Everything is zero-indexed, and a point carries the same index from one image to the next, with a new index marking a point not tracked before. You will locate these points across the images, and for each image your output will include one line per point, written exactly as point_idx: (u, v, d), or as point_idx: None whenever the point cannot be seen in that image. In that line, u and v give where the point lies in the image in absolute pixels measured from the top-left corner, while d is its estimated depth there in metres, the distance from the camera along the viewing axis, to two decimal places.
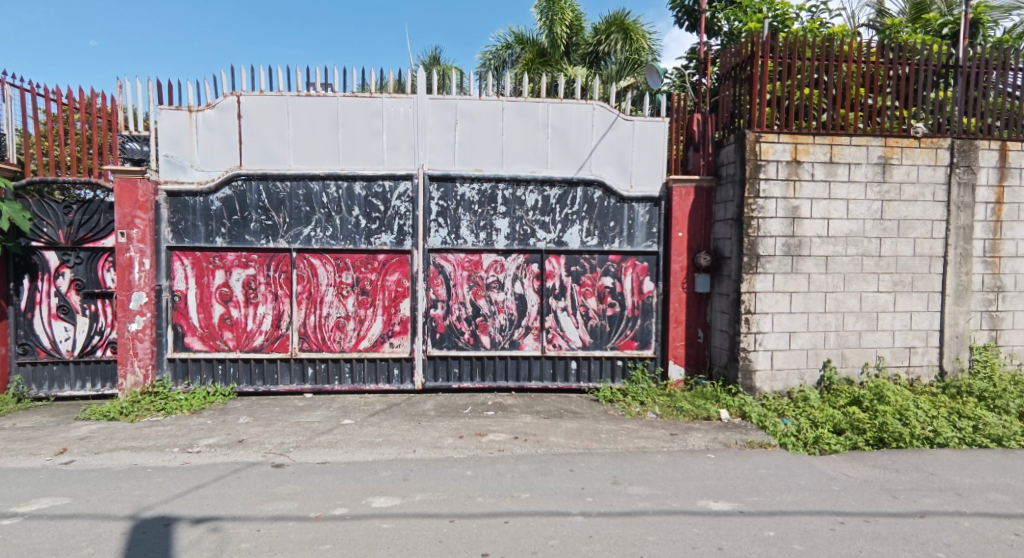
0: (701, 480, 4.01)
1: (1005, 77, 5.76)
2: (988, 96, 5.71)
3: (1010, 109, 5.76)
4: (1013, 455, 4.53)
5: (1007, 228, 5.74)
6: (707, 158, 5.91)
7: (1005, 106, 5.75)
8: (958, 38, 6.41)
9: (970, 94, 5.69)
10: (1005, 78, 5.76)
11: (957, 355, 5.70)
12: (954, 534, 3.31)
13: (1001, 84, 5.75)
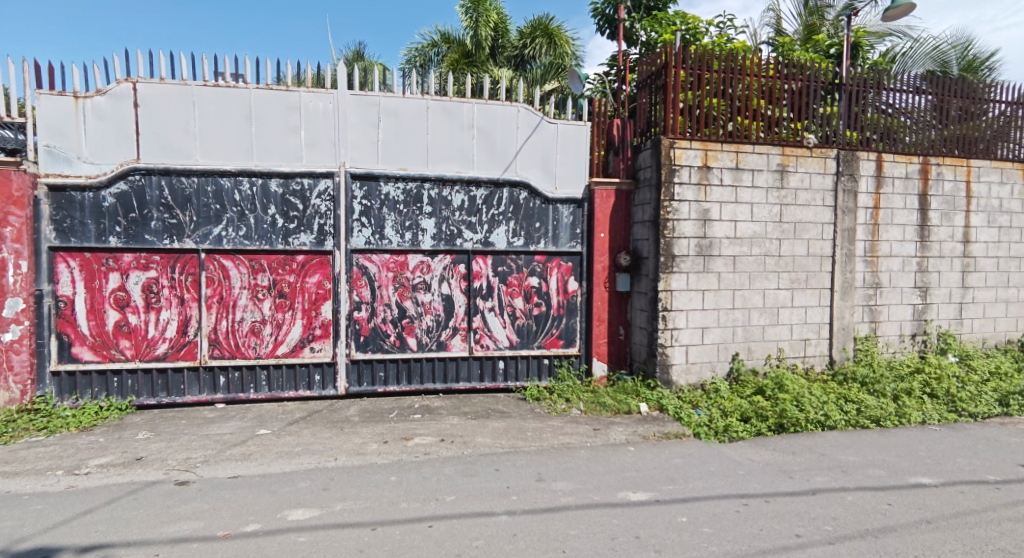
0: (621, 472, 4.17)
1: (881, 95, 6.45)
2: (867, 112, 6.37)
3: (886, 124, 6.45)
4: (889, 433, 5.07)
5: (883, 231, 6.42)
6: (626, 162, 6.15)
7: (881, 121, 6.44)
8: (843, 59, 7.09)
9: (853, 110, 6.32)
10: (881, 96, 6.45)
11: (844, 345, 6.30)
12: (839, 508, 3.66)
13: (878, 101, 6.43)
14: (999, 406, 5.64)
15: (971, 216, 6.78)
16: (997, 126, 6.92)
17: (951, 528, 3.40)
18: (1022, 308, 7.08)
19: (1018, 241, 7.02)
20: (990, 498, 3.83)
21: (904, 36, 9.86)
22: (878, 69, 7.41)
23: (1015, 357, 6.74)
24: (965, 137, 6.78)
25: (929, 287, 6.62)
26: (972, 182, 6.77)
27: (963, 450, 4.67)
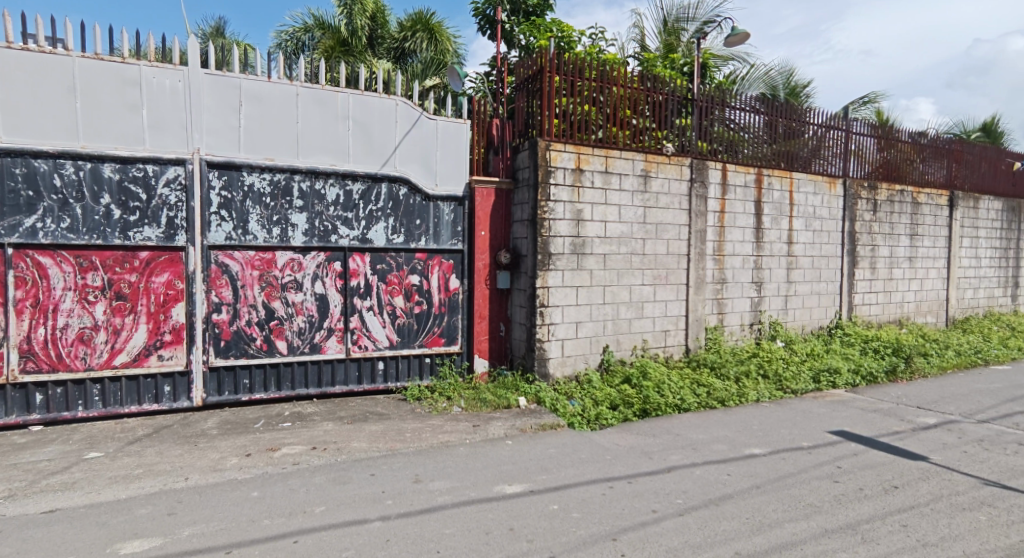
0: (498, 467, 4.23)
1: (725, 112, 7.22)
2: (714, 126, 7.09)
3: (729, 138, 7.22)
4: (732, 412, 5.69)
5: (728, 232, 7.17)
6: (505, 162, 6.25)
7: (726, 135, 7.19)
8: (695, 77, 7.82)
9: (703, 123, 6.99)
10: (725, 113, 7.23)
11: (697, 335, 6.94)
12: (689, 482, 4.04)
13: (723, 117, 7.18)
14: (814, 382, 6.56)
15: (795, 221, 7.81)
16: (814, 145, 8.06)
17: (775, 491, 3.91)
18: (831, 300, 8.29)
19: (828, 242, 8.20)
20: (805, 461, 4.45)
21: (744, 61, 11.10)
22: (723, 88, 8.27)
23: (827, 340, 7.88)
24: (790, 152, 7.80)
25: (763, 281, 7.51)
26: (794, 192, 7.78)
27: (788, 423, 5.38)
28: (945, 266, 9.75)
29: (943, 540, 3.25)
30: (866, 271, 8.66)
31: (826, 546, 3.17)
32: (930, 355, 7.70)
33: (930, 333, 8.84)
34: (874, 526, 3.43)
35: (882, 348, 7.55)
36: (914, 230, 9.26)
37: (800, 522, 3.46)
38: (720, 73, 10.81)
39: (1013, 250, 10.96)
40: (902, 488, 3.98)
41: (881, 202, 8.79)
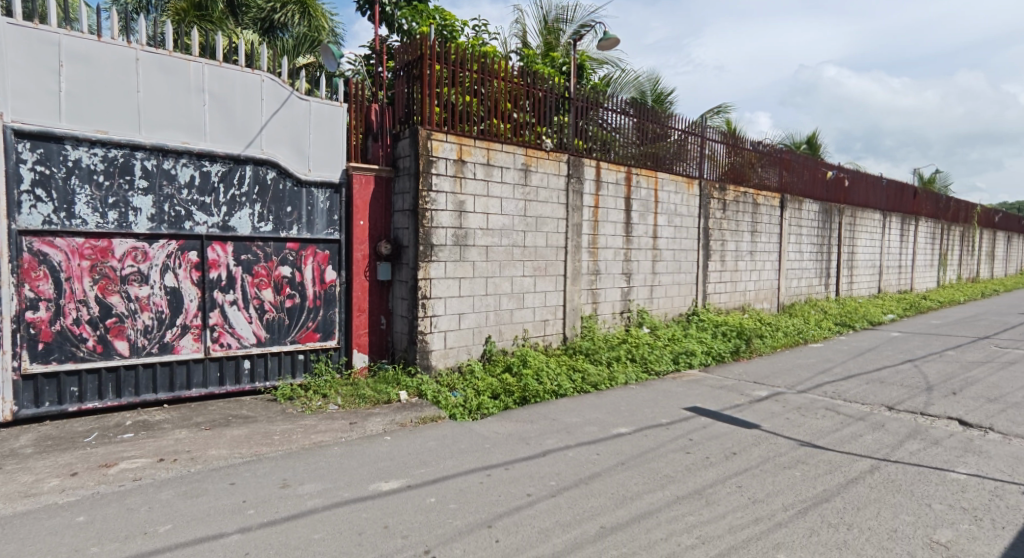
0: (375, 464, 4.09)
1: (599, 112, 7.55)
2: (590, 127, 7.41)
3: (602, 137, 7.56)
4: (603, 394, 6.00)
5: (601, 227, 7.52)
6: (385, 149, 6.00)
7: (601, 135, 7.54)
8: (572, 76, 8.09)
9: (580, 123, 7.26)
10: (600, 113, 7.56)
11: (573, 323, 7.23)
12: (562, 464, 4.19)
13: (598, 117, 7.51)
14: (674, 364, 7.12)
15: (659, 217, 8.39)
16: (676, 149, 8.72)
17: (638, 466, 4.19)
18: (689, 289, 9.05)
19: (687, 237, 8.92)
20: (663, 436, 4.82)
21: (616, 65, 11.69)
22: (597, 90, 8.64)
23: (685, 326, 8.60)
24: (655, 154, 8.36)
25: (632, 273, 7.99)
26: (659, 191, 8.34)
27: (651, 402, 5.78)
28: (778, 259, 11.05)
29: (768, 496, 3.72)
30: (717, 263, 9.55)
31: (678, 513, 3.47)
32: (764, 335, 8.71)
33: (766, 317, 10.00)
34: (716, 489, 3.82)
35: (729, 331, 8.39)
36: (755, 227, 10.37)
37: (656, 493, 3.75)
38: (595, 75, 11.29)
39: (829, 245, 12.72)
40: (739, 453, 4.46)
41: (729, 202, 9.71)
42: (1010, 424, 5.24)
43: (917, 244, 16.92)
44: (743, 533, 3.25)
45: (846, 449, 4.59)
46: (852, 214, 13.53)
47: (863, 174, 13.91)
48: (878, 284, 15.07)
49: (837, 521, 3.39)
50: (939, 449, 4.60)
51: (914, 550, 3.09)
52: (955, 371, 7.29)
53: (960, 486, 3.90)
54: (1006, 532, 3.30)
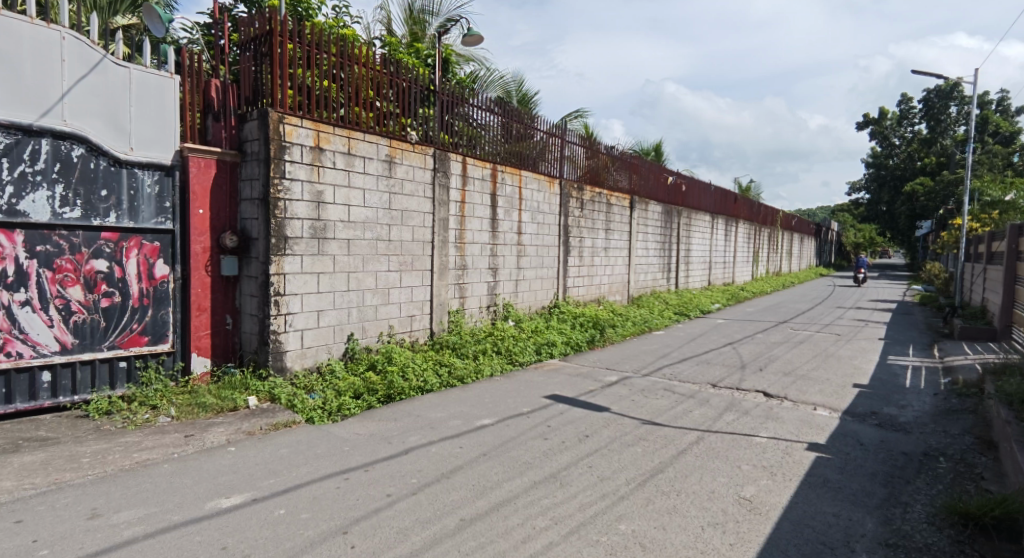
0: (214, 480, 3.64)
1: (465, 109, 7.51)
2: (456, 122, 7.32)
3: (469, 133, 7.53)
4: (469, 388, 5.97)
5: (468, 222, 7.48)
6: (228, 130, 5.39)
7: (466, 131, 7.48)
8: (438, 69, 7.94)
9: (445, 118, 7.15)
10: (466, 109, 7.51)
11: (440, 318, 7.11)
12: (424, 461, 4.06)
13: (464, 113, 7.45)
14: (536, 354, 7.33)
15: (523, 214, 8.56)
16: (539, 149, 8.96)
17: (499, 455, 4.21)
18: (551, 283, 9.37)
19: (549, 234, 9.22)
20: (523, 424, 4.89)
21: (482, 64, 11.71)
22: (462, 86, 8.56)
23: (547, 318, 8.89)
24: (520, 153, 8.51)
25: (497, 267, 8.06)
26: (523, 188, 8.49)
27: (513, 392, 5.86)
28: (629, 254, 11.87)
29: (614, 473, 3.94)
30: (576, 259, 9.99)
31: (535, 497, 3.54)
32: (616, 325, 9.30)
33: (618, 308, 10.69)
34: (569, 471, 3.96)
35: (586, 322, 8.84)
36: (609, 225, 11.01)
37: (515, 480, 3.79)
38: (461, 71, 11.21)
39: (670, 242, 13.96)
40: (591, 435, 4.68)
41: (586, 201, 10.18)
42: (799, 392, 6.13)
43: (738, 243, 19.26)
44: (591, 509, 3.41)
45: (679, 424, 5.02)
46: (689, 216, 14.98)
47: (697, 180, 15.45)
48: (709, 277, 16.89)
49: (668, 489, 3.71)
50: (748, 417, 5.23)
51: (727, 507, 3.48)
52: (763, 351, 8.39)
53: (762, 448, 4.48)
54: (794, 483, 3.86)
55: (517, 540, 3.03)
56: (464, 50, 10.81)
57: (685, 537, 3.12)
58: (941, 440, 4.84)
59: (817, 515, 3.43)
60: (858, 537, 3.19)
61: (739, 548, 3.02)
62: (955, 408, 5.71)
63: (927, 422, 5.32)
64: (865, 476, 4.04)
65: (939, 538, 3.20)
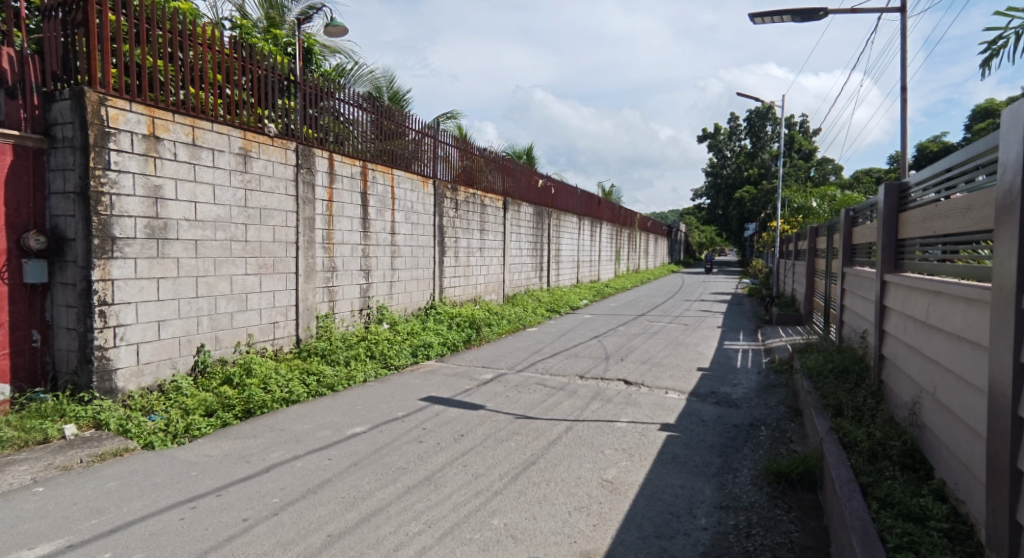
0: (13, 529, 2.94)
1: (332, 103, 6.98)
2: (322, 116, 6.77)
3: (336, 128, 6.99)
4: (340, 396, 5.54)
5: (337, 222, 6.94)
6: (29, 110, 4.45)
7: (334, 126, 6.95)
8: (298, 58, 7.31)
9: (309, 110, 6.58)
10: (332, 103, 6.98)
11: (308, 324, 6.53)
12: (285, 477, 3.64)
13: (330, 107, 6.92)
14: (412, 357, 7.04)
15: (396, 215, 8.17)
16: (412, 148, 8.63)
17: (371, 464, 3.89)
18: (427, 283, 9.07)
19: (423, 234, 8.93)
20: (397, 429, 4.61)
21: (349, 56, 11.06)
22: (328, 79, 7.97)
23: (423, 319, 8.57)
24: (392, 151, 8.12)
25: (370, 269, 7.62)
26: (395, 187, 8.11)
27: (386, 397, 5.54)
28: (503, 254, 11.94)
29: (489, 469, 3.83)
30: (451, 259, 9.79)
31: (408, 502, 3.31)
32: (492, 324, 9.25)
33: (494, 307, 10.67)
34: (444, 472, 3.77)
35: (463, 322, 8.68)
36: (483, 226, 10.96)
37: (388, 487, 3.52)
38: (325, 62, 10.47)
39: (541, 243, 14.29)
40: (466, 434, 4.53)
41: (460, 202, 10.02)
42: (654, 378, 6.50)
43: (602, 243, 20.33)
44: (465, 508, 3.26)
45: (549, 416, 5.05)
46: (558, 217, 15.46)
47: (565, 183, 15.99)
48: (577, 275, 17.60)
49: (539, 479, 3.68)
50: (610, 405, 5.41)
51: (592, 490, 3.53)
52: (624, 342, 8.84)
53: (623, 431, 4.64)
54: (649, 461, 4.04)
55: (388, 549, 2.80)
56: (329, 41, 10.13)
57: (554, 524, 3.10)
58: (762, 411, 5.38)
59: (668, 488, 3.61)
60: (699, 504, 3.41)
61: (602, 528, 3.07)
62: (772, 383, 6.43)
63: (752, 396, 5.91)
64: (704, 448, 4.35)
65: (760, 496, 3.53)
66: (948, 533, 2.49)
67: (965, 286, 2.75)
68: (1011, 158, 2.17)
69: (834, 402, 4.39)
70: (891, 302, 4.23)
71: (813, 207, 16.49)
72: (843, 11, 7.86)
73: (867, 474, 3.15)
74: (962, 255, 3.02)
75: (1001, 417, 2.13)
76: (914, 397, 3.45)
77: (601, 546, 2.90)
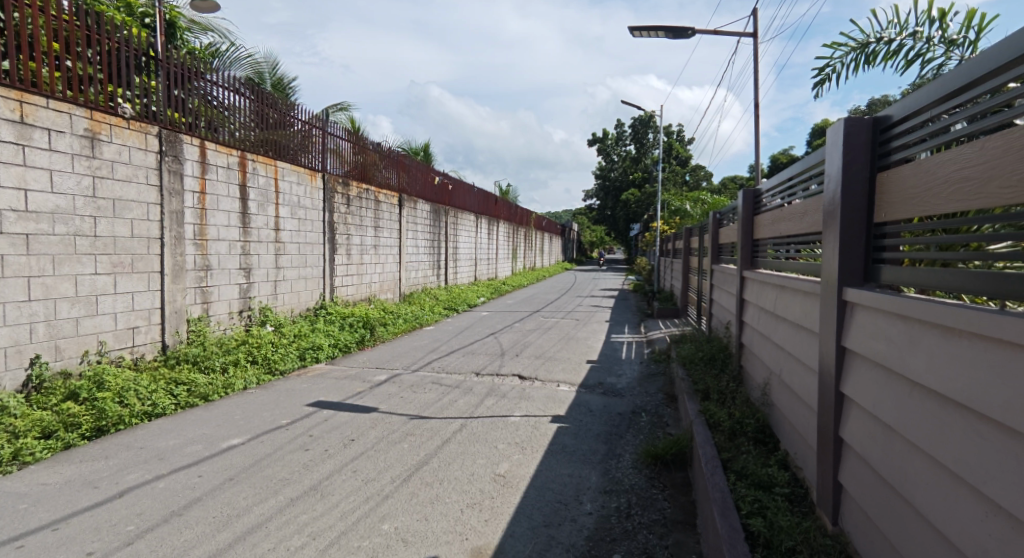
0: None
1: (202, 84, 6.37)
2: (190, 99, 6.15)
3: (208, 113, 6.38)
4: (215, 406, 5.10)
5: (210, 216, 6.34)
6: None
7: (205, 111, 6.34)
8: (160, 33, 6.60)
9: (174, 91, 5.95)
10: (202, 85, 6.36)
11: (176, 328, 5.86)
12: (146, 501, 3.28)
13: (200, 89, 6.30)
14: (299, 361, 6.64)
15: (279, 209, 7.58)
16: (299, 140, 8.11)
17: (248, 478, 3.63)
18: (316, 283, 8.53)
19: (312, 230, 8.40)
20: (282, 438, 4.34)
21: (223, 36, 10.17)
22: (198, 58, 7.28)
23: (312, 320, 8.08)
24: (275, 142, 7.57)
25: (250, 267, 7.03)
26: (278, 180, 7.56)
27: (269, 404, 5.19)
28: (398, 252, 11.59)
29: (379, 473, 3.72)
30: (343, 257, 9.32)
31: (290, 515, 3.13)
32: (387, 323, 8.96)
33: (390, 306, 10.25)
34: (331, 480, 3.60)
35: (356, 322, 8.31)
36: (377, 223, 10.54)
37: (268, 501, 3.30)
38: (194, 41, 9.54)
39: (438, 241, 14.08)
40: (357, 439, 4.37)
41: (353, 198, 9.57)
42: (547, 372, 6.70)
43: (499, 241, 20.52)
44: (353, 515, 3.15)
45: (443, 415, 5.02)
46: (455, 215, 15.34)
47: (462, 181, 15.90)
48: (475, 273, 17.59)
49: (432, 479, 3.64)
50: (505, 400, 5.49)
51: (484, 486, 3.56)
52: (519, 338, 9.01)
53: (515, 426, 4.73)
54: (540, 453, 4.16)
55: None
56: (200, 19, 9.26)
57: (446, 523, 3.09)
58: (644, 399, 5.75)
59: (556, 478, 3.74)
60: (585, 490, 3.57)
61: (493, 523, 3.11)
62: (653, 372, 6.89)
63: (635, 385, 6.29)
64: (591, 437, 4.56)
65: (639, 478, 3.77)
66: (789, 497, 2.82)
67: (802, 280, 3.13)
68: (834, 170, 2.50)
69: (703, 386, 4.82)
70: (749, 295, 4.69)
71: (688, 210, 17.87)
72: (708, 32, 8.59)
73: (727, 450, 3.48)
74: (803, 254, 3.42)
75: (828, 393, 2.45)
76: (766, 380, 3.86)
77: (492, 540, 2.94)
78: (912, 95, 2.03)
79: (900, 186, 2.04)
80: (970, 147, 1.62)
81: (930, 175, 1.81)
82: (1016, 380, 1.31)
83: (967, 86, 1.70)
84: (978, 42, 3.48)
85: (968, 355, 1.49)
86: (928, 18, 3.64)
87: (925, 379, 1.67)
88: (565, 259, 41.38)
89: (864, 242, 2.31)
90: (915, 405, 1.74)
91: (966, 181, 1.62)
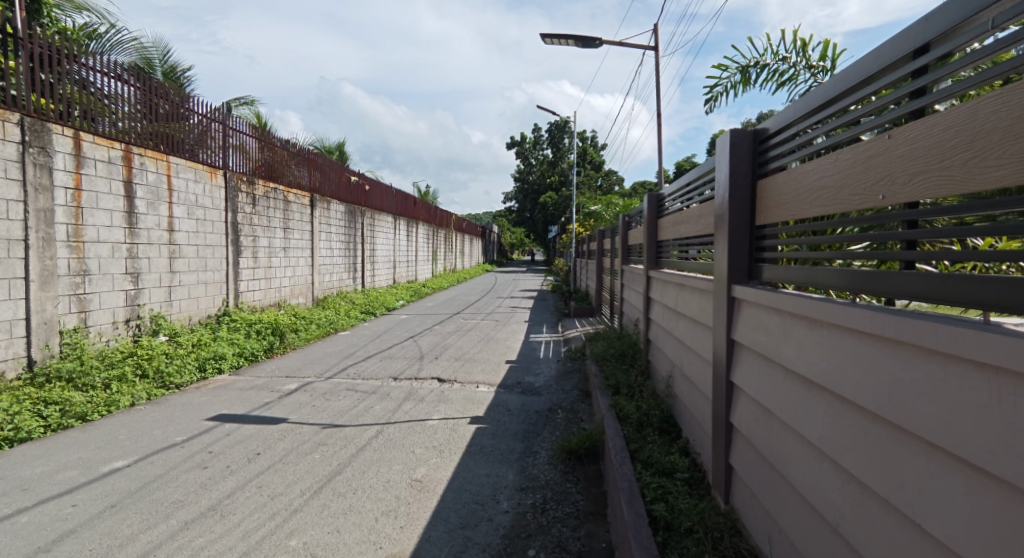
0: None
1: (76, 69, 5.74)
2: (61, 83, 5.54)
3: (84, 102, 5.79)
4: (94, 426, 4.61)
5: (87, 215, 5.73)
6: None
7: (78, 97, 5.71)
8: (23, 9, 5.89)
9: (38, 73, 5.32)
10: (74, 69, 5.71)
11: (46, 342, 5.24)
12: (4, 539, 2.91)
13: (72, 73, 5.67)
14: (198, 373, 6.17)
15: (173, 208, 6.99)
16: (196, 134, 7.54)
17: (134, 503, 3.32)
18: (218, 288, 7.97)
19: (212, 232, 7.83)
20: (175, 457, 4.01)
21: (101, 17, 9.20)
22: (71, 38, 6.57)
23: (213, 328, 7.53)
24: (168, 135, 6.99)
25: (139, 272, 6.43)
26: (171, 177, 6.98)
27: (161, 421, 4.78)
28: (310, 254, 11.07)
29: (287, 487, 3.54)
30: (248, 260, 8.76)
31: (184, 540, 2.91)
32: (298, 329, 8.54)
33: (301, 311, 9.76)
34: (232, 499, 3.38)
35: (263, 328, 7.85)
36: (287, 224, 9.99)
37: (158, 526, 3.05)
38: (67, 21, 8.63)
39: (354, 243, 13.61)
40: (263, 453, 4.12)
41: (259, 197, 9.04)
42: (466, 374, 6.68)
43: (418, 243, 20.23)
44: (256, 534, 2.98)
45: (357, 422, 4.86)
46: (372, 216, 14.93)
47: (379, 182, 15.53)
48: (393, 275, 17.20)
49: (344, 489, 3.52)
50: (422, 404, 5.42)
51: (399, 492, 3.50)
52: (439, 340, 8.93)
53: (433, 429, 4.68)
54: (457, 455, 4.14)
55: None
56: None
57: (359, 533, 3.00)
58: (560, 396, 5.89)
59: (473, 479, 3.74)
60: (502, 489, 3.61)
61: (409, 529, 3.06)
62: (569, 369, 7.07)
63: (553, 383, 6.43)
64: (509, 436, 4.61)
65: (554, 474, 3.86)
66: (689, 481, 3.00)
67: (699, 279, 3.34)
68: (721, 177, 2.70)
69: (614, 381, 5.01)
70: (655, 294, 4.93)
71: (601, 213, 18.55)
72: (614, 43, 8.96)
73: (635, 441, 3.66)
74: (701, 254, 3.65)
75: (719, 381, 2.64)
76: (670, 373, 4.08)
77: (407, 547, 2.89)
78: (786, 109, 2.23)
79: (775, 191, 2.24)
80: (829, 157, 1.80)
81: (798, 183, 2.00)
82: (866, 363, 1.48)
83: (828, 102, 1.89)
84: (835, 69, 3.89)
85: (830, 342, 1.66)
86: (798, 45, 4.01)
87: (796, 365, 1.84)
88: (485, 260, 41.46)
89: (747, 243, 2.51)
90: (789, 390, 1.92)
91: (826, 188, 1.81)
